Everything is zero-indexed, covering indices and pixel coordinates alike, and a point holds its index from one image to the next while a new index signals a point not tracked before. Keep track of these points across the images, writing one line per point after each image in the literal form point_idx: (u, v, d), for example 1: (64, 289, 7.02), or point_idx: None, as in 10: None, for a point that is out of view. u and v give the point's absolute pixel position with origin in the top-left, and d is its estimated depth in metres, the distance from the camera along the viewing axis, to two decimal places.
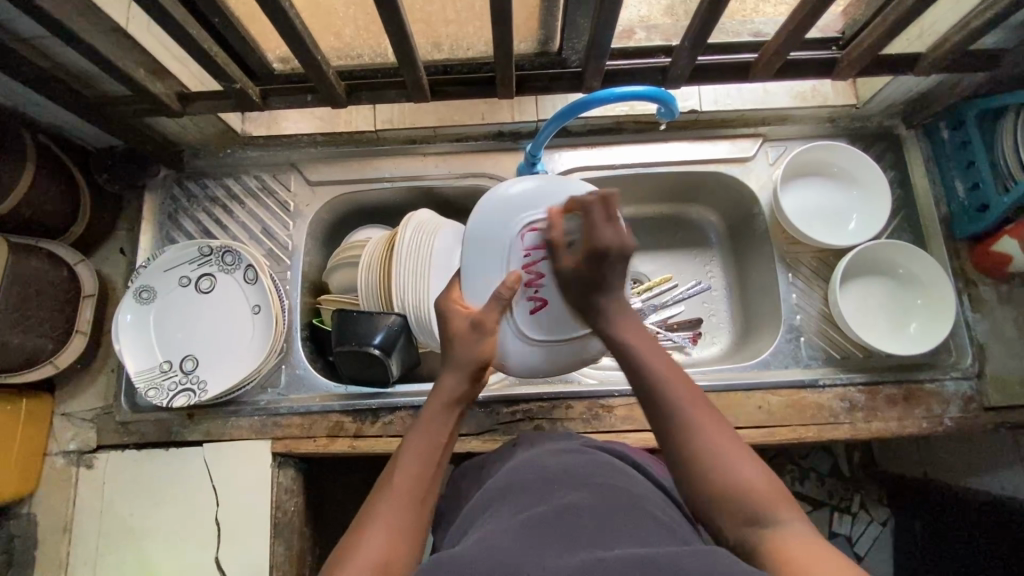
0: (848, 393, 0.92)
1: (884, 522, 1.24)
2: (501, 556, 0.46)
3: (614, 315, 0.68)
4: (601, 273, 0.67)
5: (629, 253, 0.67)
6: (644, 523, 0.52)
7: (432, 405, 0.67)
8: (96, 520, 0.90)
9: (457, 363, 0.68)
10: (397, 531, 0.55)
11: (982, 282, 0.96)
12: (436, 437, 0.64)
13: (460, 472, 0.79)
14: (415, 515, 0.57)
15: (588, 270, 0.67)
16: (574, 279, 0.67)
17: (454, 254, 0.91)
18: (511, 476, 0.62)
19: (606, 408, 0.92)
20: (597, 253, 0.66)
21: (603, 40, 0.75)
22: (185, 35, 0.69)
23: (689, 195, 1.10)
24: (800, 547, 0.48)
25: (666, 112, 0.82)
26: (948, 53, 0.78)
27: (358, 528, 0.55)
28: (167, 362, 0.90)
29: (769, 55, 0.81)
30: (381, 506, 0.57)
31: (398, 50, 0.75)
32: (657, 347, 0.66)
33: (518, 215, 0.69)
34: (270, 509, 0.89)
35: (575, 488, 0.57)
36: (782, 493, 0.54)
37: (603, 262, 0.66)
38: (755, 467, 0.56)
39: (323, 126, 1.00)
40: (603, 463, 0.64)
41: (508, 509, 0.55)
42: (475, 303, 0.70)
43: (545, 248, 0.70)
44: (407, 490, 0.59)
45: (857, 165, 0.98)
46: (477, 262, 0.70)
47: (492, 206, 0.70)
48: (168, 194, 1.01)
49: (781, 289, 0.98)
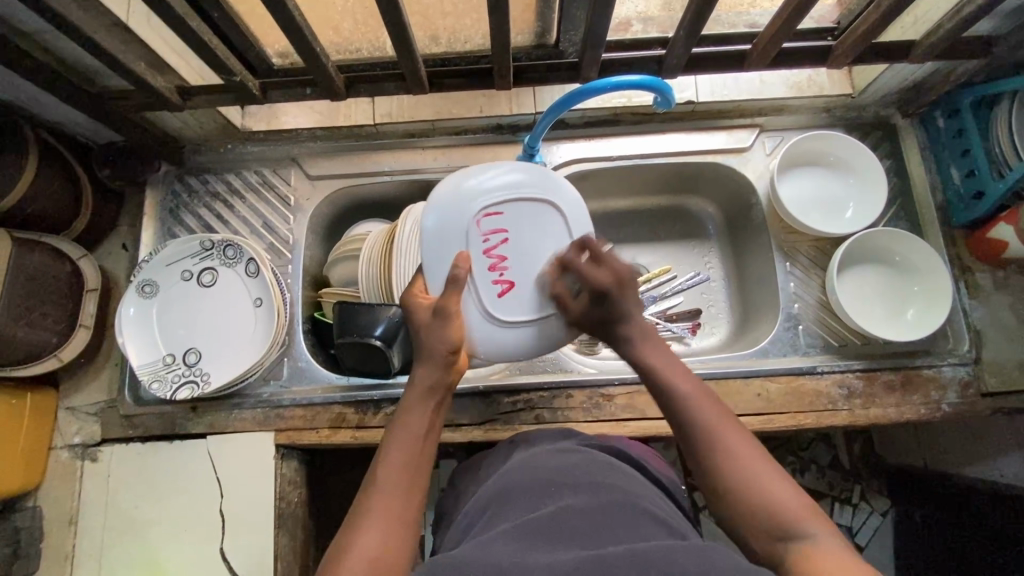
0: (847, 379, 0.93)
1: (884, 513, 1.24)
2: (502, 557, 0.46)
3: (635, 346, 0.70)
4: (608, 309, 0.70)
5: (628, 281, 0.70)
6: (640, 520, 0.53)
7: (411, 397, 0.66)
8: (101, 512, 0.90)
9: (431, 352, 0.67)
10: (392, 525, 0.56)
11: (978, 269, 0.96)
12: (415, 429, 0.64)
13: (458, 469, 0.84)
14: (407, 509, 0.58)
15: (596, 310, 0.71)
16: (590, 322, 0.72)
17: None
18: (511, 479, 0.63)
19: (606, 398, 0.93)
20: (598, 294, 0.70)
21: (600, 30, 0.76)
22: (185, 27, 0.70)
23: (687, 187, 1.10)
24: (831, 561, 0.48)
25: (662, 102, 0.83)
26: (941, 39, 0.79)
27: (352, 525, 0.56)
28: (170, 355, 0.91)
29: (764, 43, 0.81)
30: (372, 502, 0.57)
31: (397, 43, 0.76)
32: (684, 370, 0.67)
33: (471, 203, 0.72)
34: (274, 501, 0.90)
35: (571, 490, 0.57)
36: (812, 508, 0.54)
37: (607, 301, 0.70)
38: (782, 482, 0.56)
39: (323, 121, 1.01)
40: (599, 462, 0.64)
41: (509, 513, 0.56)
42: (435, 292, 0.72)
43: (502, 231, 0.73)
44: (396, 485, 0.59)
45: (854, 154, 0.99)
46: (435, 252, 0.73)
47: (445, 198, 0.73)
48: (169, 190, 1.01)
49: (779, 278, 0.99)
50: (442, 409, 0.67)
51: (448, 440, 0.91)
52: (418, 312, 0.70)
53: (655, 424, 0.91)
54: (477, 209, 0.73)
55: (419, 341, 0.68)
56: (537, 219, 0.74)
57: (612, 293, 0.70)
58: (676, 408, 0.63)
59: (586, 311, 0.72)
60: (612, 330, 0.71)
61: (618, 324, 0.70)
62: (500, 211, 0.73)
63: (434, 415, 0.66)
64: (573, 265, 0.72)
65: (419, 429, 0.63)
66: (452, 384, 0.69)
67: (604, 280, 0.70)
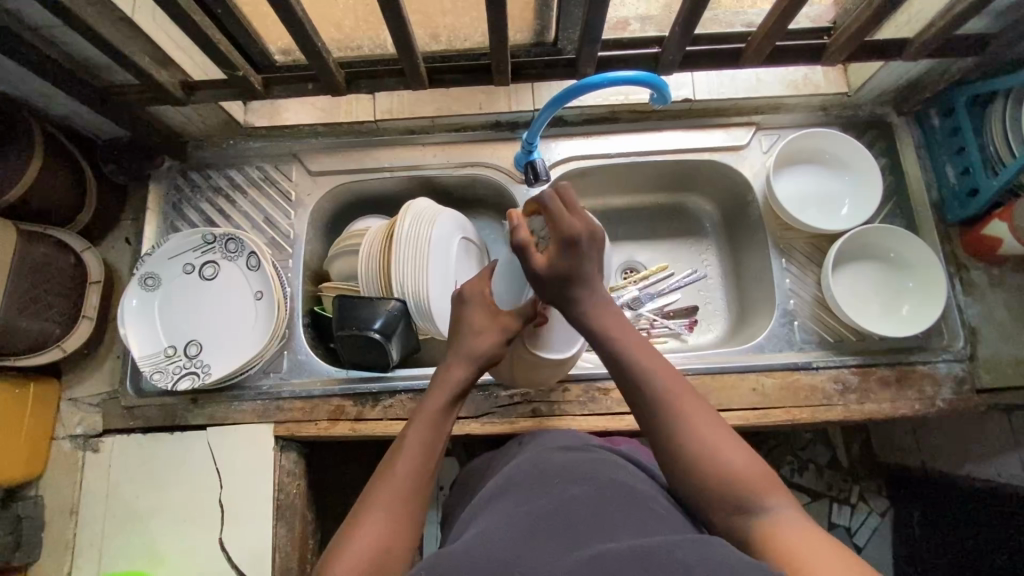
0: (842, 375, 0.93)
1: (883, 513, 1.24)
2: (505, 553, 0.47)
3: (592, 309, 0.69)
4: (576, 261, 0.68)
5: (595, 235, 0.69)
6: (643, 516, 0.53)
7: (435, 393, 0.67)
8: (102, 502, 0.91)
9: (467, 354, 0.70)
10: (395, 512, 0.57)
11: (972, 266, 0.97)
12: (436, 427, 0.65)
13: (458, 480, 0.85)
14: (413, 501, 0.58)
15: (563, 263, 0.68)
16: (551, 273, 0.68)
17: (451, 243, 0.94)
18: (516, 472, 0.63)
19: (603, 391, 0.93)
20: (568, 243, 0.67)
21: (596, 27, 0.77)
22: (190, 22, 0.71)
23: (684, 184, 1.11)
24: (793, 537, 0.49)
25: (659, 98, 0.84)
26: (934, 37, 0.80)
27: (360, 511, 0.57)
28: (172, 347, 0.92)
29: (759, 40, 0.82)
30: (380, 488, 0.58)
31: (398, 39, 0.77)
32: (654, 356, 0.65)
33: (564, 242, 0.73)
34: (272, 491, 0.90)
35: (575, 481, 0.58)
36: (775, 484, 0.55)
37: (578, 250, 0.68)
38: (745, 452, 0.56)
39: (324, 117, 1.02)
40: (604, 459, 0.65)
41: (511, 502, 0.57)
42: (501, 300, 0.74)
43: None
44: (407, 476, 0.59)
45: (848, 150, 1.00)
46: None
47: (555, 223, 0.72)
48: (172, 184, 1.03)
49: (775, 275, 1.00)
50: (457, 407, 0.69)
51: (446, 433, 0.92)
52: (481, 316, 0.72)
53: None
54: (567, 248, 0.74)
55: (461, 337, 0.72)
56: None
57: (582, 243, 0.68)
58: (642, 398, 0.63)
59: (551, 265, 0.68)
60: (575, 292, 0.68)
61: (578, 279, 0.68)
62: None
63: (451, 415, 0.67)
64: (553, 219, 0.68)
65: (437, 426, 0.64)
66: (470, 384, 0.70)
67: (574, 228, 0.67)
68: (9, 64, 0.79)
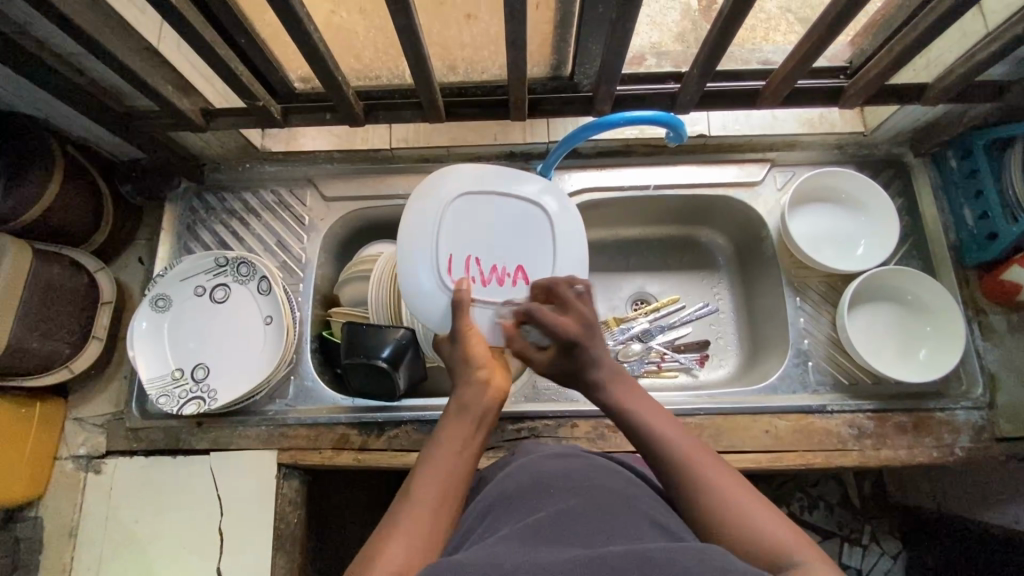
0: (857, 419, 0.91)
1: (894, 556, 1.20)
2: (501, 559, 0.45)
3: (604, 387, 0.68)
4: (575, 360, 0.68)
5: (594, 327, 0.69)
6: (638, 523, 0.52)
7: (450, 411, 0.66)
8: (102, 525, 0.90)
9: (462, 359, 0.69)
10: (416, 547, 0.52)
11: (991, 311, 0.95)
12: (454, 445, 0.62)
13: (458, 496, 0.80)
14: (437, 527, 0.55)
15: (563, 362, 0.69)
16: (556, 371, 0.70)
17: (399, 270, 0.75)
18: (507, 480, 0.61)
19: (613, 428, 0.92)
20: (563, 346, 0.67)
21: (615, 65, 0.77)
22: (214, 55, 0.72)
23: (698, 218, 1.11)
24: None
25: (674, 137, 0.83)
26: (953, 83, 0.80)
27: (379, 538, 0.53)
28: (179, 370, 0.92)
29: (776, 82, 0.83)
30: (404, 515, 0.55)
31: (417, 73, 0.78)
32: (639, 392, 0.68)
33: (440, 201, 0.76)
34: (273, 521, 0.89)
35: (567, 492, 0.56)
36: (799, 537, 0.52)
37: (575, 352, 0.67)
38: (763, 508, 0.55)
39: (341, 144, 1.04)
40: (598, 466, 0.63)
41: (505, 519, 0.55)
42: (444, 315, 0.74)
43: (471, 221, 0.78)
44: (432, 498, 0.56)
45: (864, 189, 0.99)
46: (425, 264, 0.75)
47: (421, 209, 0.76)
48: (187, 206, 1.03)
49: (788, 313, 0.98)
50: (484, 424, 0.65)
51: None
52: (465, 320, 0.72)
53: None
54: (447, 200, 0.77)
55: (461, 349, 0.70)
56: (492, 208, 0.79)
57: (579, 344, 0.67)
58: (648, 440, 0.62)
59: (553, 363, 0.70)
60: (584, 379, 0.69)
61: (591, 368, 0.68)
62: (467, 205, 0.78)
63: (475, 432, 0.64)
64: (540, 323, 0.68)
65: (460, 444, 0.61)
66: (491, 402, 0.67)
67: (567, 328, 0.67)
68: (34, 89, 0.80)
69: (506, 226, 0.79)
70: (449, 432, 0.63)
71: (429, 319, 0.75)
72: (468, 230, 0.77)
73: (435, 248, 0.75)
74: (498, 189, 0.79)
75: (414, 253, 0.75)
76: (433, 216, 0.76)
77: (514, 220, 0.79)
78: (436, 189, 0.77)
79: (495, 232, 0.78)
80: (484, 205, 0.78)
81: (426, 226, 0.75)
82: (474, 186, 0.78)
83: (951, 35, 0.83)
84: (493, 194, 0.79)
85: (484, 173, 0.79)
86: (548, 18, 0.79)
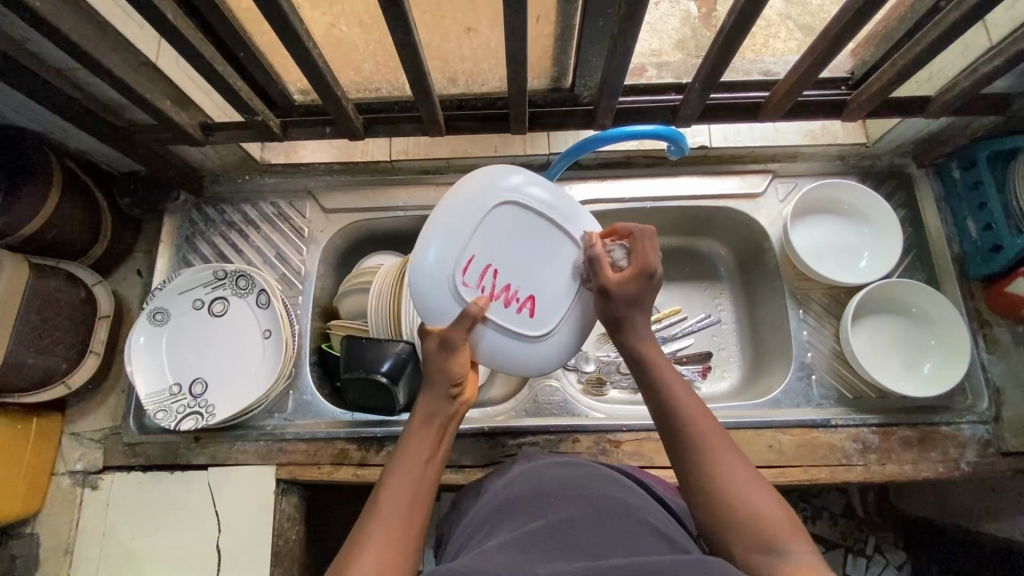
0: (861, 434, 0.90)
1: (899, 566, 1.18)
2: (498, 566, 0.45)
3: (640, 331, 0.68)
4: (644, 293, 0.68)
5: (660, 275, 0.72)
6: (639, 534, 0.51)
7: (415, 421, 0.65)
8: (99, 541, 0.89)
9: (440, 370, 0.66)
10: (389, 560, 0.52)
11: (996, 323, 0.95)
12: (419, 456, 0.61)
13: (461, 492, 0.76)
14: (406, 540, 0.55)
15: (632, 288, 0.67)
16: (620, 293, 0.67)
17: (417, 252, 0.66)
18: (509, 492, 0.61)
19: (615, 444, 0.91)
20: (644, 274, 0.67)
21: (616, 80, 0.77)
22: (211, 70, 0.72)
23: (699, 229, 1.10)
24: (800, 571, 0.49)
25: (676, 150, 0.81)
26: (958, 96, 0.79)
27: (350, 551, 0.53)
28: (177, 385, 0.91)
29: (780, 94, 0.82)
30: (374, 528, 0.55)
31: (416, 86, 0.77)
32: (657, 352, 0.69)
33: (488, 197, 0.67)
34: (272, 538, 0.88)
35: (568, 500, 0.56)
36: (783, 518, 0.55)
37: (652, 283, 0.68)
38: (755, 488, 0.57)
39: (340, 156, 1.04)
40: (601, 475, 0.63)
41: (506, 527, 0.54)
42: (444, 322, 0.68)
43: (507, 229, 0.69)
44: (400, 510, 0.57)
45: (868, 202, 0.98)
46: (447, 257, 0.66)
47: (464, 194, 0.67)
48: (186, 218, 1.03)
49: (792, 326, 0.97)
50: (447, 435, 0.66)
51: (450, 482, 0.90)
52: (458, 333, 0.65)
53: (664, 474, 0.89)
54: (495, 200, 0.68)
55: (444, 360, 0.66)
56: (533, 223, 0.70)
57: (656, 276, 0.68)
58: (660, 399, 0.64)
59: (623, 285, 0.67)
60: (632, 313, 0.68)
61: (642, 308, 0.68)
62: (511, 211, 0.69)
63: (438, 443, 0.64)
64: (642, 246, 0.68)
65: (426, 456, 0.61)
66: (457, 412, 0.67)
67: (655, 263, 0.68)
68: (32, 103, 0.80)
69: (538, 249, 0.71)
70: (414, 442, 0.63)
71: (425, 313, 0.68)
72: (500, 238, 0.69)
73: (463, 245, 0.66)
74: (550, 210, 0.70)
75: (440, 242, 0.66)
76: (474, 208, 0.67)
77: (547, 247, 0.71)
78: (484, 180, 0.68)
79: (525, 251, 0.70)
80: (527, 218, 0.70)
81: (461, 216, 0.66)
82: (526, 197, 0.69)
83: (955, 49, 0.83)
84: (539, 213, 0.70)
85: (541, 186, 0.71)
86: (547, 31, 0.78)
